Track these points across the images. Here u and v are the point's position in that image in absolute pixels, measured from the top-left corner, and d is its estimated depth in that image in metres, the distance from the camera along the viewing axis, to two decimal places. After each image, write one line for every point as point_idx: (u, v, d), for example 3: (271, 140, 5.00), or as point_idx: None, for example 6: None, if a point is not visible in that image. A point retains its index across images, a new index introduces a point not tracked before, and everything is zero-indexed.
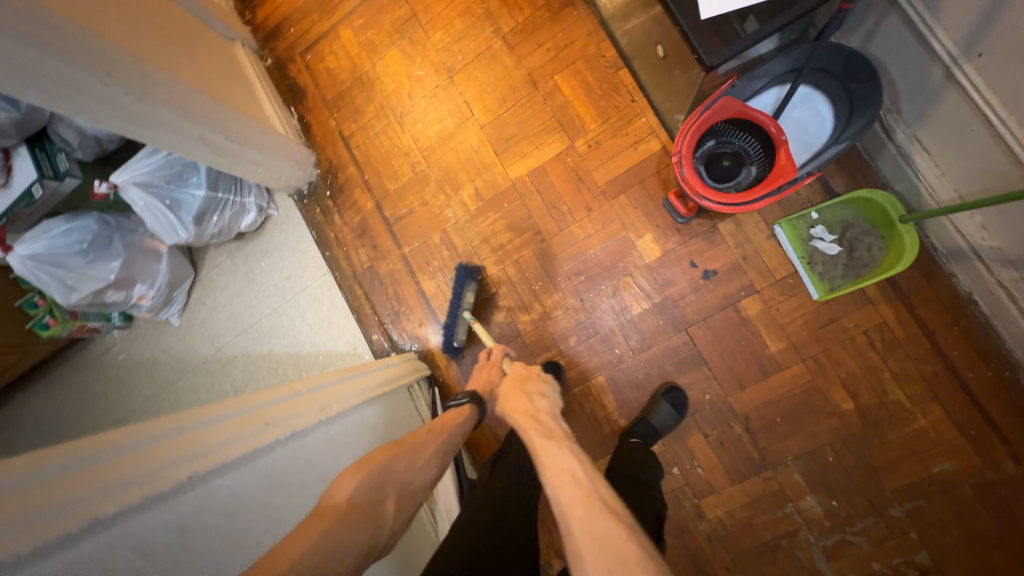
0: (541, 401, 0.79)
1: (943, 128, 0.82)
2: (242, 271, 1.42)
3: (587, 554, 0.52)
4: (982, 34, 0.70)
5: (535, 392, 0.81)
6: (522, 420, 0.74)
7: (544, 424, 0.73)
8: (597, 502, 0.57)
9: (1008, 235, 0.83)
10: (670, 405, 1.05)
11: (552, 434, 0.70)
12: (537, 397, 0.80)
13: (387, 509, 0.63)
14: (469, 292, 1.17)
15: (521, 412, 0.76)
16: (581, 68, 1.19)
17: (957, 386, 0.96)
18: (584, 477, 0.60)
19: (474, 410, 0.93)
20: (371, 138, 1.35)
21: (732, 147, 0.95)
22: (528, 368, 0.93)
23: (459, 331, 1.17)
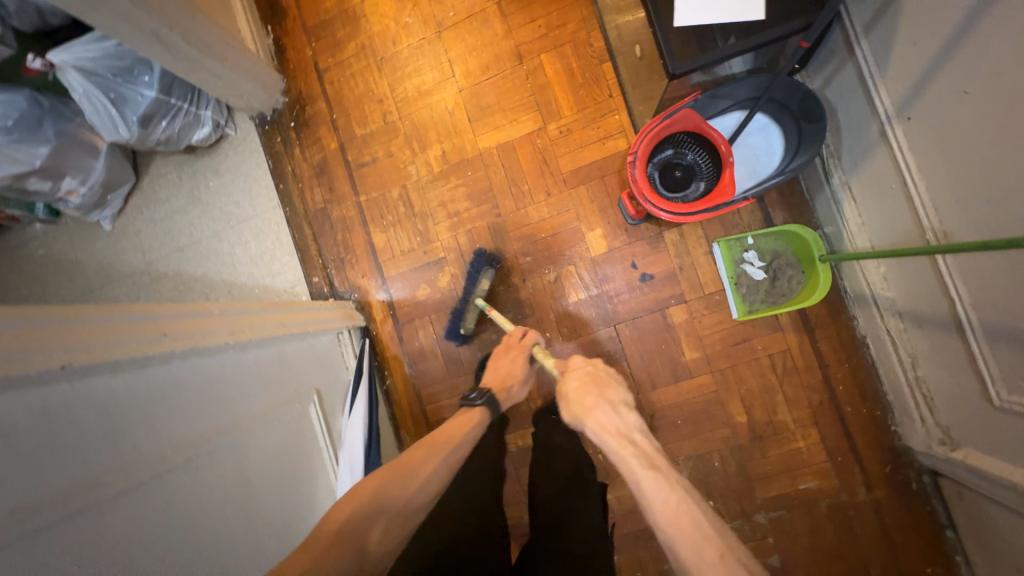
0: (627, 414, 0.80)
1: (870, 181, 0.89)
2: (187, 187, 1.36)
3: None
4: (913, 99, 0.75)
5: (621, 406, 0.81)
6: (616, 441, 0.75)
7: (639, 448, 0.73)
8: (730, 560, 0.58)
9: (900, 289, 0.91)
10: None
11: (651, 461, 0.71)
12: (621, 409, 0.80)
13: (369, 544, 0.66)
14: (485, 278, 1.16)
15: (612, 429, 0.77)
16: (567, 52, 1.19)
17: (835, 416, 1.07)
18: (706, 525, 0.62)
19: (486, 413, 0.94)
20: (347, 77, 1.30)
21: (686, 160, 0.99)
22: (596, 371, 0.89)
23: (467, 318, 1.17)
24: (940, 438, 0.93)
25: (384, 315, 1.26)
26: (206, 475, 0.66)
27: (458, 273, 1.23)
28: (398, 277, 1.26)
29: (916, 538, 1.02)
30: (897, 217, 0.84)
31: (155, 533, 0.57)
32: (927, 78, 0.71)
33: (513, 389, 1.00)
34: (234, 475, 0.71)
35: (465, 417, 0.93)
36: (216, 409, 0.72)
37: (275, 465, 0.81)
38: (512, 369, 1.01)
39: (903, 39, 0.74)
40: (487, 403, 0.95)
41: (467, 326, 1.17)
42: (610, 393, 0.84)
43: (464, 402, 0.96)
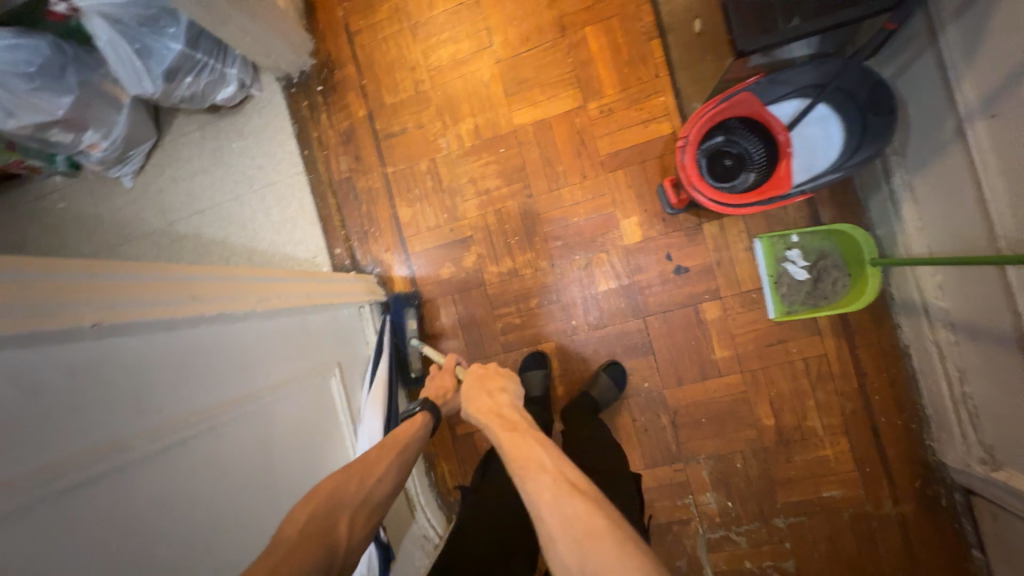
0: (501, 395, 0.83)
1: (938, 182, 0.83)
2: (210, 147, 1.32)
3: (551, 524, 0.57)
4: (1003, 95, 0.69)
5: (496, 389, 0.85)
6: (487, 419, 0.78)
7: (505, 419, 0.77)
8: (563, 481, 0.61)
9: (957, 298, 0.86)
10: (609, 378, 1.09)
11: (514, 426, 0.74)
12: (498, 393, 0.84)
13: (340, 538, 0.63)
14: (412, 320, 1.20)
15: (485, 410, 0.80)
16: (614, 26, 1.12)
17: (868, 425, 1.03)
18: (548, 460, 0.65)
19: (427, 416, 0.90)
20: (379, 42, 1.24)
21: (738, 148, 0.93)
22: (484, 368, 0.93)
23: (412, 362, 1.19)
24: (981, 457, 0.89)
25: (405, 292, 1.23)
26: (230, 443, 0.65)
27: (483, 254, 1.19)
28: (421, 254, 1.22)
29: (941, 555, 1.00)
30: (966, 222, 0.79)
31: (178, 499, 0.55)
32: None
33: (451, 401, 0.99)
34: (255, 445, 0.69)
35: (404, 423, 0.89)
36: (240, 377, 0.70)
37: (297, 436, 0.80)
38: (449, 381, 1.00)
39: (1000, 24, 0.67)
40: (429, 408, 0.92)
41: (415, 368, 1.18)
42: (500, 382, 0.88)
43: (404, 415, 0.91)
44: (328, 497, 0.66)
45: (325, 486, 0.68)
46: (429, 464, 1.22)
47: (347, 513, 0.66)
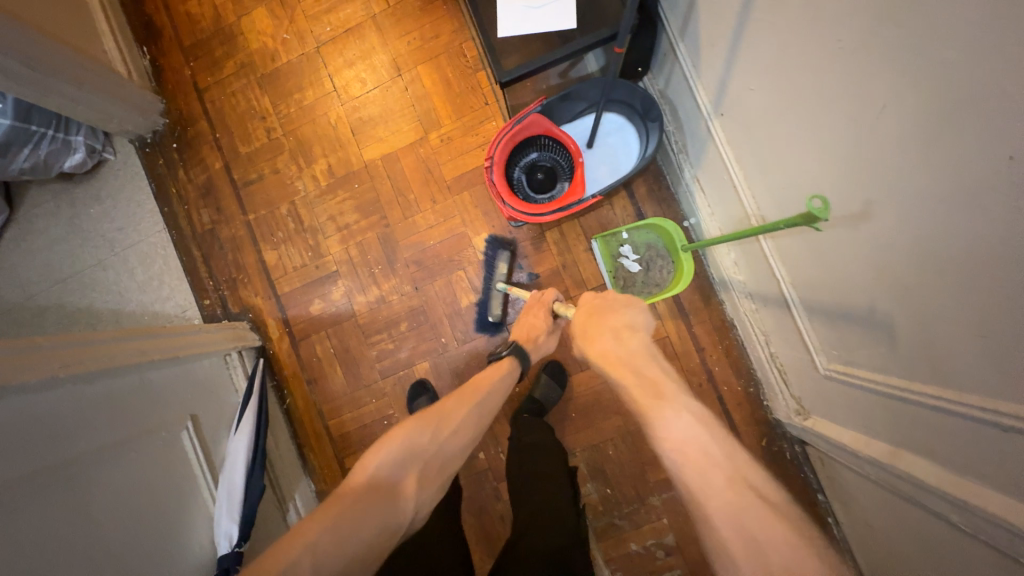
0: (627, 340, 0.75)
1: (709, 173, 0.95)
2: (66, 215, 1.30)
3: (728, 543, 0.49)
4: (721, 97, 0.81)
5: (621, 327, 0.77)
6: (617, 373, 0.71)
7: (641, 375, 0.68)
8: (745, 491, 0.51)
9: (747, 272, 0.97)
10: (550, 378, 1.14)
11: (658, 389, 0.65)
12: (624, 336, 0.76)
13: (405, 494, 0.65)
14: (503, 262, 1.16)
15: (613, 359, 0.73)
16: (442, 63, 1.21)
17: (714, 396, 1.12)
18: (717, 452, 0.55)
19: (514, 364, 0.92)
20: (228, 96, 1.29)
21: (549, 161, 1.02)
22: (601, 299, 0.85)
23: (494, 304, 1.15)
24: (796, 408, 1.00)
25: (280, 333, 1.25)
26: (33, 514, 0.64)
27: (351, 286, 1.23)
28: (291, 295, 1.25)
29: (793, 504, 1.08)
30: (731, 206, 0.91)
31: None
32: (727, 75, 0.78)
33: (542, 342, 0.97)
34: (76, 510, 0.70)
35: (495, 367, 0.90)
36: (52, 445, 0.71)
37: (132, 496, 0.79)
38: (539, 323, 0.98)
39: (707, 42, 0.80)
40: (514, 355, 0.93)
41: (495, 312, 1.15)
42: (620, 316, 0.80)
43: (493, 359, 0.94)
44: (406, 442, 0.69)
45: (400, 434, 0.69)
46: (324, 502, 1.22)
47: (417, 467, 0.68)
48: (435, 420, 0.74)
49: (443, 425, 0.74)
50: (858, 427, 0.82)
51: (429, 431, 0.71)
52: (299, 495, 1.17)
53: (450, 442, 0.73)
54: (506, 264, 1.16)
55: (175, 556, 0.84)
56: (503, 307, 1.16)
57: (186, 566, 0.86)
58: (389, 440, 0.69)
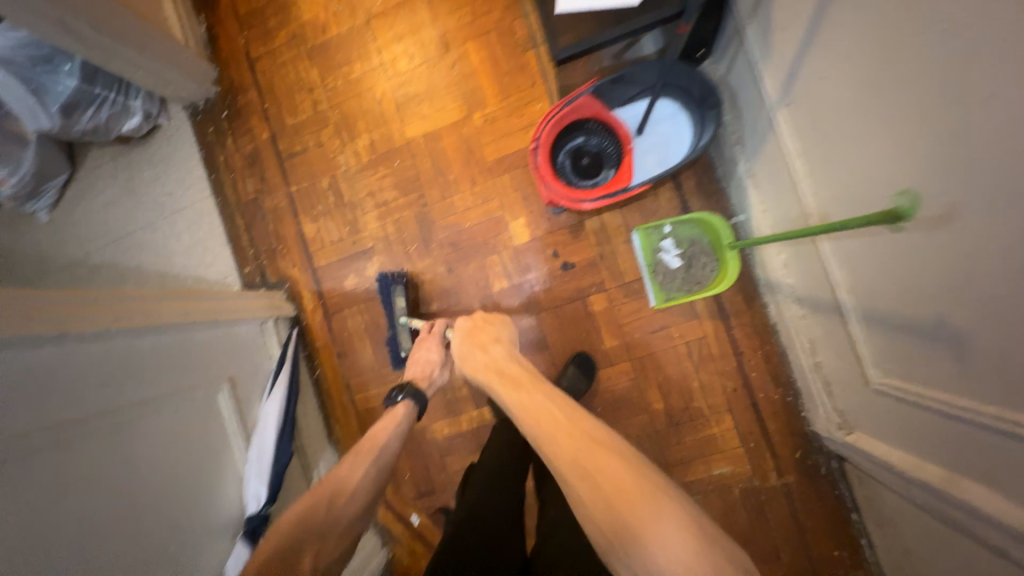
0: (495, 348, 0.84)
1: (767, 168, 0.89)
2: (123, 177, 1.36)
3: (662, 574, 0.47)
4: (790, 85, 0.76)
5: (489, 342, 0.86)
6: (487, 376, 0.79)
7: (504, 372, 0.78)
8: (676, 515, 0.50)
9: (798, 276, 0.92)
10: (577, 368, 1.11)
11: (517, 378, 0.76)
12: (492, 346, 0.85)
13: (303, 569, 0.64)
14: (400, 294, 1.13)
15: (484, 367, 0.81)
16: (491, 41, 1.19)
17: (749, 402, 1.08)
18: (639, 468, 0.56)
19: (409, 407, 0.91)
20: (278, 67, 1.30)
21: (595, 146, 0.99)
22: (474, 318, 0.93)
23: (402, 339, 1.11)
24: (838, 423, 0.94)
25: (314, 304, 1.27)
26: (76, 457, 0.68)
27: (385, 263, 1.24)
28: (327, 268, 1.27)
29: (826, 523, 1.03)
30: (788, 203, 0.86)
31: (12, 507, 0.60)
32: (799, 61, 0.72)
33: (436, 375, 0.97)
34: (116, 457, 0.74)
35: (388, 415, 0.90)
36: (99, 392, 0.75)
37: (168, 448, 0.83)
38: (431, 357, 0.98)
39: (780, 24, 0.74)
40: (411, 396, 0.92)
41: (404, 346, 1.10)
42: (489, 330, 0.90)
43: (386, 404, 0.92)
44: (298, 521, 0.68)
45: (289, 517, 0.68)
46: None
47: (310, 550, 0.66)
48: (326, 493, 0.72)
49: (339, 490, 0.74)
50: (908, 449, 0.77)
51: (324, 498, 0.72)
52: (324, 463, 1.21)
53: (349, 502, 0.73)
54: (402, 298, 1.13)
55: (206, 508, 0.88)
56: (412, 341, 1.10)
57: (218, 519, 0.90)
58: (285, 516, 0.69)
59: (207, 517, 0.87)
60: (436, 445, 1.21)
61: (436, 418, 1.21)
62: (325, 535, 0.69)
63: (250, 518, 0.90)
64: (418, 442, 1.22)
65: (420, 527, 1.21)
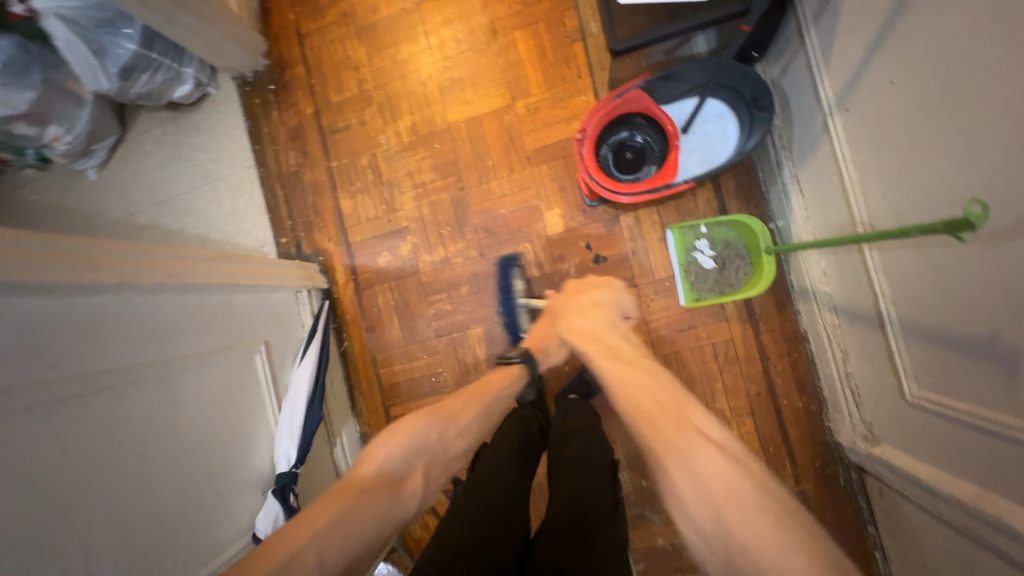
0: (596, 314, 0.93)
1: (815, 173, 0.89)
2: (170, 142, 1.40)
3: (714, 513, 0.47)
4: (851, 90, 0.75)
5: (589, 306, 0.96)
6: (586, 343, 0.85)
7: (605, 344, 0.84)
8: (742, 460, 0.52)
9: (837, 283, 0.91)
10: None
11: (615, 351, 0.81)
12: (591, 311, 0.94)
13: (409, 485, 0.75)
14: (519, 279, 1.19)
15: (583, 332, 0.89)
16: (540, 30, 1.19)
17: (772, 408, 1.08)
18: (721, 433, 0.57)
19: (521, 369, 1.02)
20: (327, 44, 1.32)
21: (639, 142, 0.99)
22: (579, 283, 1.07)
23: (522, 321, 1.18)
24: (864, 435, 0.94)
25: (346, 279, 1.30)
26: (124, 403, 0.72)
27: (419, 243, 1.26)
28: (361, 244, 1.29)
29: (840, 533, 1.03)
30: (835, 210, 0.85)
31: (71, 442, 0.64)
32: (863, 66, 0.71)
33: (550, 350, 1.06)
34: (162, 406, 0.78)
35: (502, 372, 1.01)
36: (150, 343, 0.79)
37: (208, 402, 0.87)
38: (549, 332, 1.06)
39: (845, 27, 0.73)
40: (524, 360, 1.02)
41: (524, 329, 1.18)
42: (593, 295, 0.99)
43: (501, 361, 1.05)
44: (410, 436, 0.80)
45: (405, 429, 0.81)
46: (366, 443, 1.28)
47: (421, 464, 0.79)
48: (440, 418, 0.85)
49: (447, 426, 0.85)
50: (941, 465, 0.76)
51: (436, 429, 0.83)
52: (345, 434, 1.24)
53: (456, 438, 0.85)
54: (519, 282, 1.19)
55: (239, 464, 0.91)
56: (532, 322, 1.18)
57: (249, 475, 0.93)
58: (399, 432, 0.80)
59: (239, 472, 0.91)
60: None
61: None
62: (434, 458, 0.81)
63: (281, 476, 0.93)
64: None
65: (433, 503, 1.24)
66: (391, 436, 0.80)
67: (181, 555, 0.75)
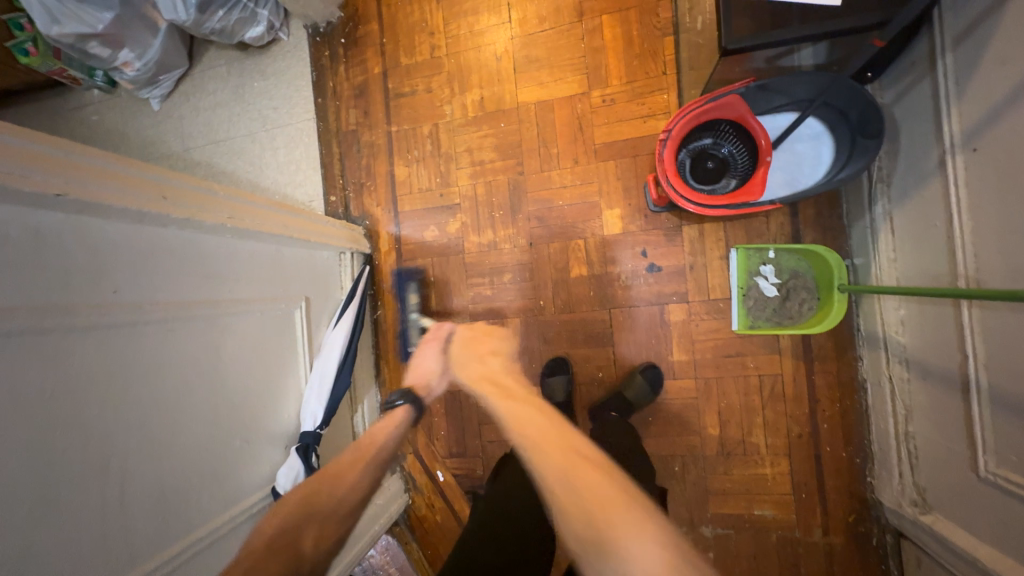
0: (492, 361, 0.87)
1: (915, 213, 0.82)
2: (234, 82, 1.38)
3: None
4: (983, 130, 0.68)
5: (487, 354, 0.89)
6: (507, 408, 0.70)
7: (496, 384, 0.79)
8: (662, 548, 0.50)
9: (916, 336, 0.84)
10: (647, 381, 1.07)
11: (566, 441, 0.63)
12: (488, 359, 0.87)
13: (303, 548, 0.63)
14: (413, 294, 1.23)
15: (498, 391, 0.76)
16: (631, 18, 1.12)
17: (811, 453, 1.02)
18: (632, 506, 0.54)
19: (410, 412, 0.88)
20: (404, 4, 1.28)
21: (723, 152, 0.93)
22: (472, 329, 0.96)
23: (413, 336, 1.22)
24: (913, 499, 0.88)
25: (389, 247, 1.28)
26: (173, 338, 0.72)
27: (467, 223, 1.22)
28: (409, 215, 1.26)
29: None
30: (932, 257, 0.78)
31: (120, 370, 0.64)
32: (1004, 104, 0.64)
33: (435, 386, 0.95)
34: (205, 347, 0.77)
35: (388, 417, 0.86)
36: (202, 283, 0.78)
37: (246, 350, 0.86)
38: (431, 365, 0.95)
39: (991, 58, 0.65)
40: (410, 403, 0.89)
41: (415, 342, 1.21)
42: (495, 344, 0.91)
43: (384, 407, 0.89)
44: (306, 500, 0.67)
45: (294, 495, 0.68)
46: None
47: (311, 526, 0.65)
48: (327, 482, 0.70)
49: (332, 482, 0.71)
50: (1004, 549, 0.70)
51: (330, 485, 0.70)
52: (367, 401, 1.24)
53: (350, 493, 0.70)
54: (415, 297, 1.23)
55: (268, 416, 0.91)
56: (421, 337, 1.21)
57: (276, 427, 0.94)
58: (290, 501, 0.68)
59: (268, 424, 0.91)
60: (476, 412, 1.22)
61: None
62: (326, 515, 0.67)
63: (305, 434, 0.92)
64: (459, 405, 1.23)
65: (442, 484, 1.24)
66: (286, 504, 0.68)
67: (205, 495, 0.76)
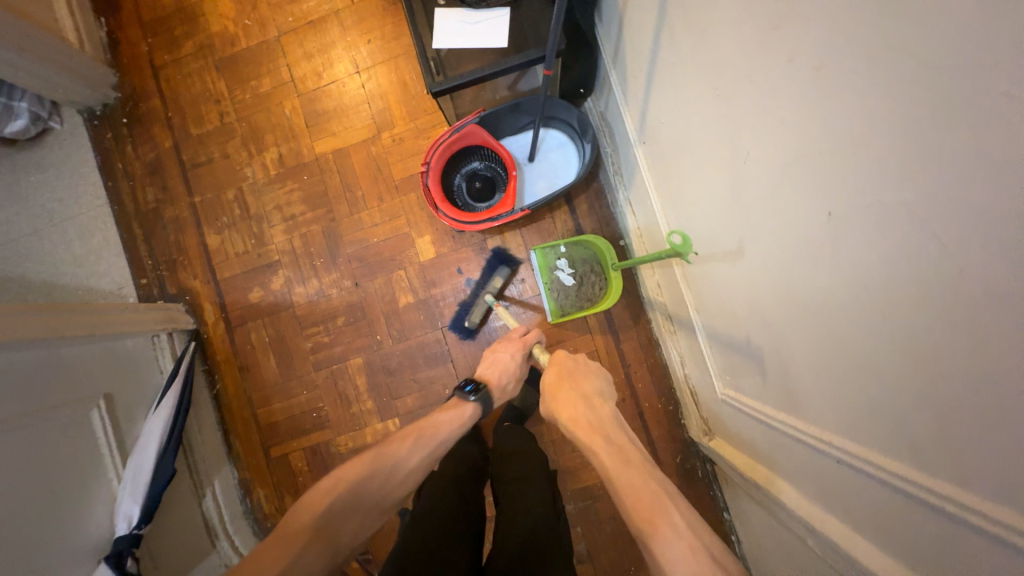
0: (601, 409, 0.77)
1: (637, 196, 0.99)
2: (6, 180, 1.24)
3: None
4: (643, 128, 0.85)
5: (594, 395, 0.79)
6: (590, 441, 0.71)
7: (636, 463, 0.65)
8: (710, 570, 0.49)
9: (667, 293, 1.01)
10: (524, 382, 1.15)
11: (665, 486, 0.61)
12: (595, 403, 0.77)
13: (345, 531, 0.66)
14: (500, 275, 1.16)
15: (586, 423, 0.74)
16: (401, 64, 1.23)
17: (636, 413, 1.15)
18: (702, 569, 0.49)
19: (477, 410, 0.91)
20: (183, 76, 1.28)
21: (490, 171, 1.05)
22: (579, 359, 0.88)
23: (475, 311, 1.16)
24: (704, 429, 1.04)
25: (215, 317, 1.24)
26: None
27: (291, 276, 1.23)
28: (230, 280, 1.24)
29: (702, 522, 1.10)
30: (652, 230, 0.95)
31: None
32: (646, 109, 0.82)
33: (508, 386, 0.96)
34: None
35: (457, 411, 0.89)
36: None
37: (25, 471, 0.78)
38: (511, 365, 0.96)
39: (631, 74, 0.84)
40: (480, 399, 0.91)
41: (473, 320, 1.16)
42: (594, 381, 0.83)
43: (458, 393, 0.91)
44: (354, 484, 0.70)
45: (349, 477, 0.71)
46: (245, 489, 1.21)
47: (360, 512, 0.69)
48: (384, 466, 0.75)
49: (392, 471, 0.75)
50: (746, 452, 0.86)
51: (378, 476, 0.73)
52: (219, 482, 1.17)
53: (402, 479, 0.75)
54: (501, 278, 1.16)
55: (68, 535, 0.83)
56: (482, 316, 1.16)
57: (85, 544, 0.86)
58: (341, 479, 0.70)
59: (70, 544, 0.83)
60: (340, 460, 1.19)
61: (341, 432, 1.20)
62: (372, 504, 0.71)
63: (118, 540, 0.87)
64: (319, 457, 1.20)
65: None
66: (334, 484, 0.69)
67: None
